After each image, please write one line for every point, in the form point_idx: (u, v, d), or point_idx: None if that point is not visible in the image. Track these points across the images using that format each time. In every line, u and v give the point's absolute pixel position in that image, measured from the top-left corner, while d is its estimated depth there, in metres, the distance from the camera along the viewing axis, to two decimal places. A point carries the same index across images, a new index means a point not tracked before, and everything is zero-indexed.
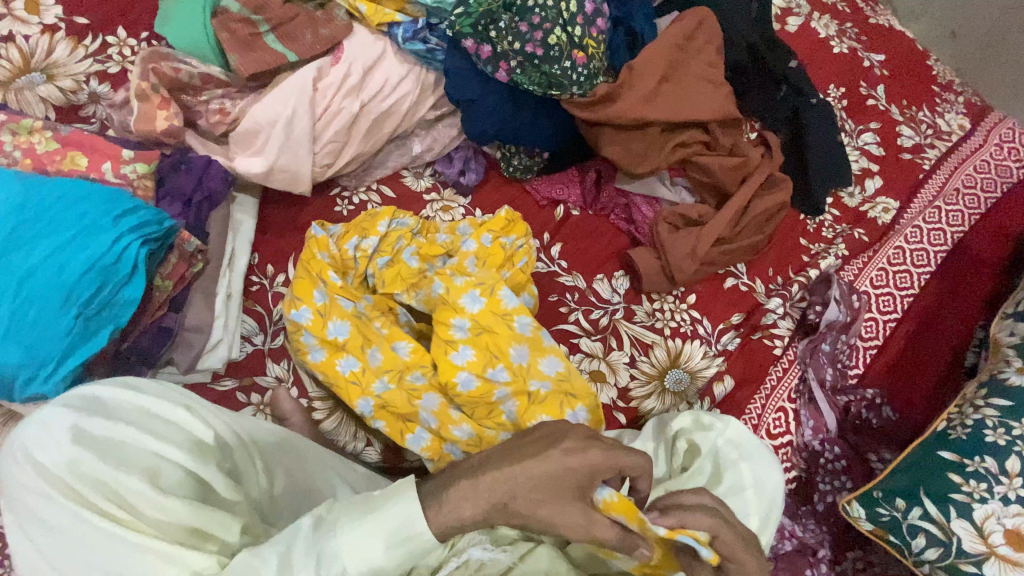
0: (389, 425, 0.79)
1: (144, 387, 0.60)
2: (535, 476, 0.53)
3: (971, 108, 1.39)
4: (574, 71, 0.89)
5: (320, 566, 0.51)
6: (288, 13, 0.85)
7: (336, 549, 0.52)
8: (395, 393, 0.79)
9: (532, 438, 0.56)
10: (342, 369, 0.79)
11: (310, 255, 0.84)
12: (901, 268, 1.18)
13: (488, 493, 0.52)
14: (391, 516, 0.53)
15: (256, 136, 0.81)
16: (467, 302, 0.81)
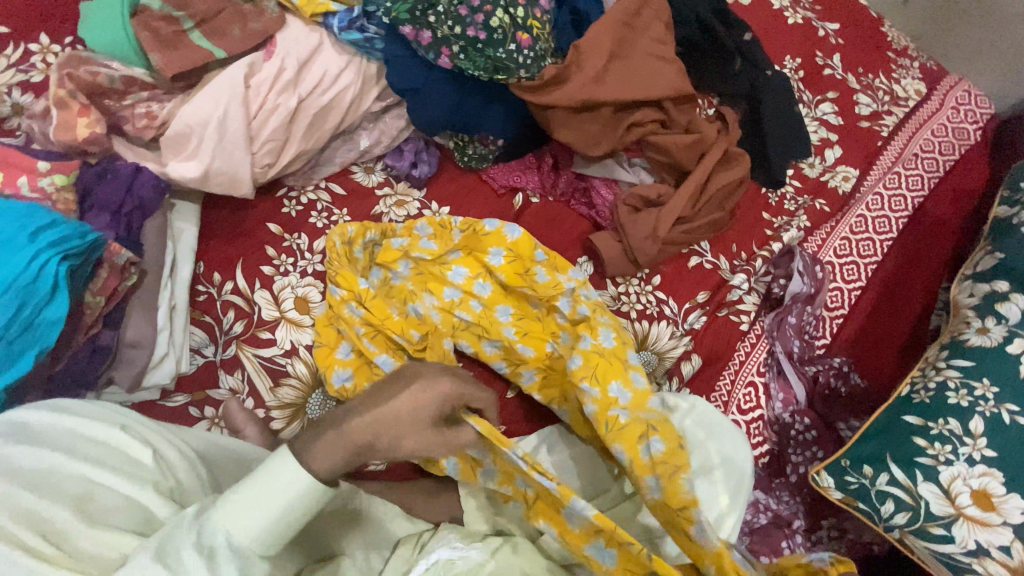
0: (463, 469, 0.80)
1: (79, 411, 0.58)
2: (392, 418, 0.58)
3: (926, 73, 1.40)
4: (520, 53, 0.87)
5: (203, 542, 0.50)
6: (213, 7, 0.81)
7: (217, 522, 0.51)
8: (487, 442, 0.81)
9: (394, 382, 0.61)
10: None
11: (381, 308, 0.88)
12: (863, 236, 1.18)
13: (348, 437, 0.55)
14: (268, 474, 0.53)
15: (187, 139, 0.77)
16: (603, 336, 0.83)
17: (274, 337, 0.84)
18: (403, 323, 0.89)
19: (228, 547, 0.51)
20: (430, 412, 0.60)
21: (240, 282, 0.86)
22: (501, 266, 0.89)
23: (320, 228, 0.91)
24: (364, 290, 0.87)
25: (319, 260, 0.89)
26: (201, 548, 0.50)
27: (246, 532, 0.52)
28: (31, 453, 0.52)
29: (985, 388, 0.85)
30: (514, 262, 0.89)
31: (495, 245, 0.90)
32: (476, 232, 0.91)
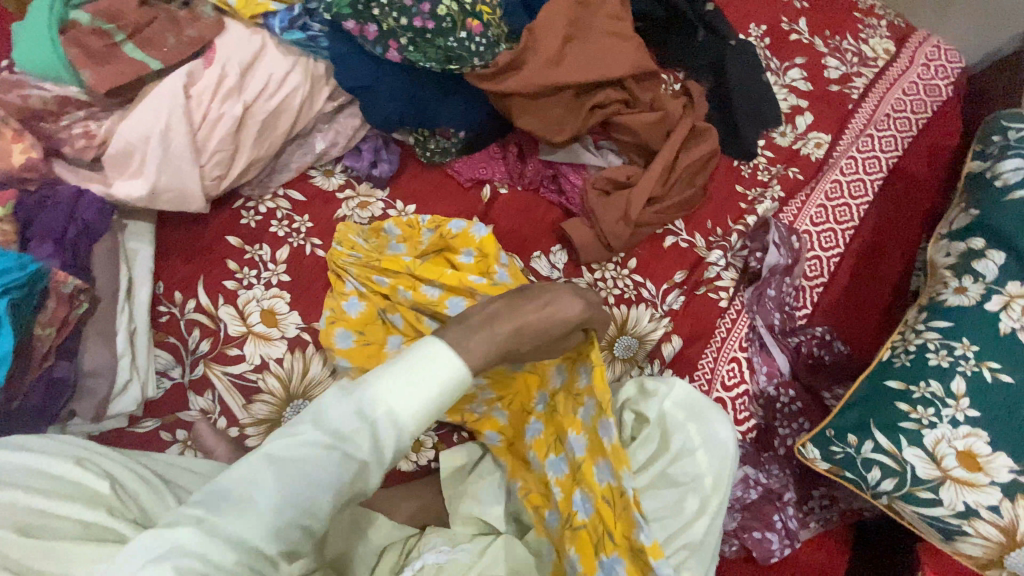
0: (546, 432, 0.81)
1: (37, 446, 0.59)
2: (534, 322, 0.63)
3: (895, 31, 1.38)
4: (471, 41, 0.84)
5: (361, 415, 0.50)
6: (145, 17, 0.78)
7: (374, 395, 0.50)
8: (569, 422, 0.77)
9: (530, 296, 0.66)
10: (586, 421, 0.75)
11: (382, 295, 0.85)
12: (839, 201, 1.17)
13: (498, 335, 0.59)
14: (420, 360, 0.52)
15: (130, 157, 0.74)
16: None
17: (243, 352, 0.82)
18: (444, 295, 0.84)
19: (387, 420, 0.50)
20: (556, 327, 0.66)
21: (203, 299, 0.83)
22: (470, 264, 0.87)
23: (282, 237, 0.88)
24: (392, 278, 0.86)
25: (284, 271, 0.87)
26: (363, 417, 0.49)
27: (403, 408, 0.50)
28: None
29: (965, 347, 0.84)
30: (481, 261, 0.87)
31: (465, 246, 0.88)
32: (443, 236, 0.89)
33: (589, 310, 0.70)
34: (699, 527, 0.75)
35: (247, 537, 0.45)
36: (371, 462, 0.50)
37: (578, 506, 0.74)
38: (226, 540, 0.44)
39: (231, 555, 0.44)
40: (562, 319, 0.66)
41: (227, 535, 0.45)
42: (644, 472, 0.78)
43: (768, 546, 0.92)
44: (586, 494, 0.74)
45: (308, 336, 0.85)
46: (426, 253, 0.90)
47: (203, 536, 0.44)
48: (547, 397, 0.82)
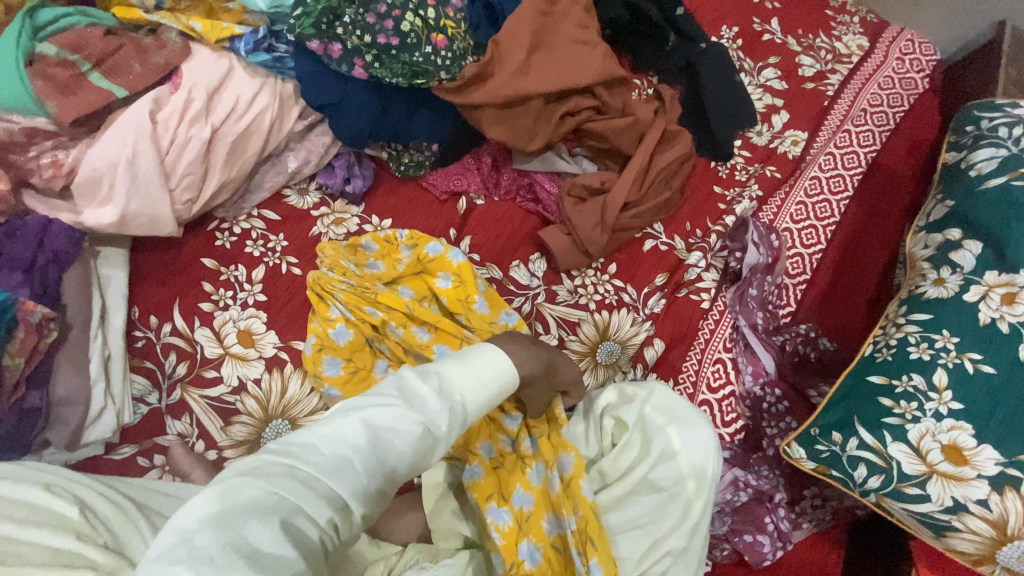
0: (486, 481, 0.78)
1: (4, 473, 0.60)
2: (556, 354, 0.74)
3: (868, 27, 1.38)
4: (437, 55, 0.85)
5: (442, 393, 0.54)
6: (111, 45, 0.78)
7: (450, 383, 0.56)
8: (514, 475, 0.78)
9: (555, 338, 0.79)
10: (534, 479, 0.78)
11: (371, 322, 0.84)
12: (819, 198, 1.17)
13: (538, 354, 0.69)
14: (482, 362, 0.59)
15: (99, 184, 0.75)
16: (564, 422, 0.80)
17: (220, 374, 0.82)
18: (433, 340, 0.83)
19: (462, 407, 0.55)
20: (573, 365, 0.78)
21: (179, 322, 0.84)
22: (447, 289, 0.86)
23: (257, 257, 0.88)
24: (384, 311, 0.84)
25: (260, 290, 0.87)
26: (443, 397, 0.54)
27: (461, 395, 0.56)
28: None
29: (945, 339, 0.83)
30: (458, 287, 0.86)
31: (442, 270, 0.88)
32: (420, 258, 0.89)
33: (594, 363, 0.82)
34: (673, 541, 0.74)
35: (339, 491, 0.46)
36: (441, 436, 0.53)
37: (524, 555, 0.73)
38: (324, 495, 0.45)
39: (326, 511, 0.44)
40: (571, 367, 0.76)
41: (326, 491, 0.45)
42: (625, 479, 0.78)
43: (760, 549, 0.91)
44: (534, 544, 0.74)
45: (286, 355, 0.85)
46: (402, 274, 0.89)
47: (301, 486, 0.44)
48: (495, 449, 0.81)
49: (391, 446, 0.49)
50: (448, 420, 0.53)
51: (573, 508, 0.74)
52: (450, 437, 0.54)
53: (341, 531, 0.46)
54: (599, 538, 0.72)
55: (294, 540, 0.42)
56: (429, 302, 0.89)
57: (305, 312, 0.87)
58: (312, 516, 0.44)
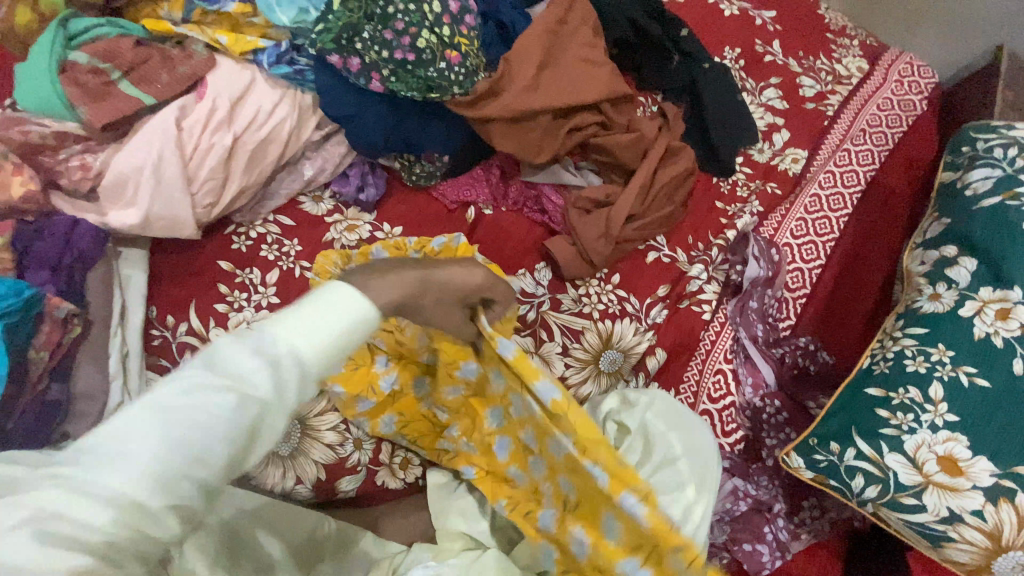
0: (512, 444, 0.79)
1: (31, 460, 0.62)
2: (433, 276, 0.61)
3: (867, 50, 1.42)
4: (450, 70, 0.88)
5: (261, 354, 0.46)
6: (140, 55, 0.82)
7: (273, 337, 0.47)
8: (512, 417, 0.76)
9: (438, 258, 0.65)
10: (523, 412, 0.73)
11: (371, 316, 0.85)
12: (819, 214, 1.20)
13: (406, 282, 0.58)
14: (319, 302, 0.50)
15: (125, 187, 0.78)
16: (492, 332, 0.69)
17: None
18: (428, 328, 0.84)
19: (291, 359, 0.47)
20: (460, 286, 0.63)
21: (194, 322, 0.86)
22: None
23: (272, 261, 0.91)
24: None
25: (273, 293, 0.89)
26: (262, 354, 0.46)
27: (301, 348, 0.48)
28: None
29: (941, 352, 0.84)
30: None
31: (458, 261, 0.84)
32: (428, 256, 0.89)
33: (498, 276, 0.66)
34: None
35: (119, 493, 0.41)
36: (270, 402, 0.46)
37: (565, 486, 0.71)
38: (102, 498, 0.41)
39: (107, 513, 0.41)
40: (456, 283, 0.63)
41: (102, 493, 0.41)
42: None
43: (759, 558, 0.92)
44: (567, 478, 0.70)
45: None
46: None
47: (74, 493, 0.41)
48: (499, 413, 0.79)
49: (187, 432, 0.43)
50: (270, 382, 0.46)
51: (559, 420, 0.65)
52: (280, 398, 0.47)
53: (143, 528, 0.42)
54: (591, 436, 0.62)
55: (65, 546, 0.40)
56: None
57: None
58: (90, 520, 0.40)
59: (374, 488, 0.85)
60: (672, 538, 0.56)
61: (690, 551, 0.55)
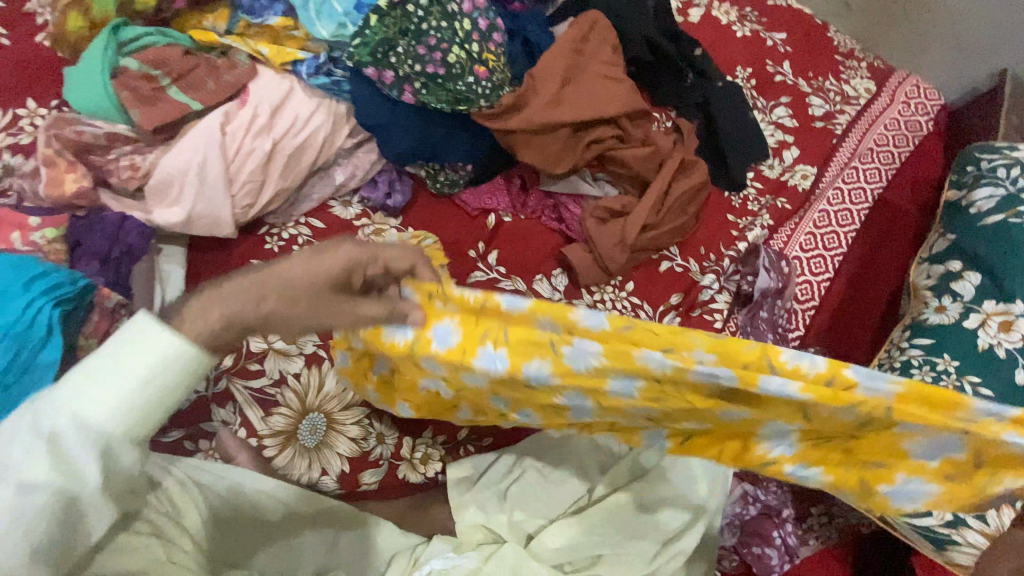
0: (540, 411, 0.69)
1: None
2: (309, 275, 0.52)
3: (875, 72, 1.47)
4: (478, 84, 0.93)
5: (49, 434, 0.45)
6: (188, 64, 0.87)
7: (56, 408, 0.45)
8: (540, 389, 0.62)
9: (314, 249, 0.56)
10: (550, 378, 0.60)
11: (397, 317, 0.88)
12: (827, 230, 1.23)
13: (237, 298, 0.51)
14: (106, 358, 0.47)
15: (170, 186, 0.82)
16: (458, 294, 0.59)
17: (262, 367, 0.88)
18: None
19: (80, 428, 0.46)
20: (340, 274, 0.54)
21: None
22: None
23: None
24: None
25: None
26: (49, 430, 0.45)
27: (98, 414, 0.46)
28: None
29: (946, 362, 0.87)
30: None
31: None
32: None
33: (374, 250, 0.56)
34: (686, 540, 0.80)
35: None
36: (73, 476, 0.45)
37: (640, 408, 0.62)
38: None
39: None
40: (305, 280, 0.52)
41: None
42: (643, 475, 0.85)
43: (768, 562, 0.94)
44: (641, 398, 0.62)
45: (324, 352, 0.91)
46: None
47: None
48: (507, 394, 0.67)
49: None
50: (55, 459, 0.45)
51: (630, 343, 0.56)
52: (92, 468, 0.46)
53: None
54: (662, 331, 0.55)
55: None
56: None
57: None
58: None
59: (393, 482, 0.88)
60: (828, 371, 0.52)
61: (843, 373, 0.52)
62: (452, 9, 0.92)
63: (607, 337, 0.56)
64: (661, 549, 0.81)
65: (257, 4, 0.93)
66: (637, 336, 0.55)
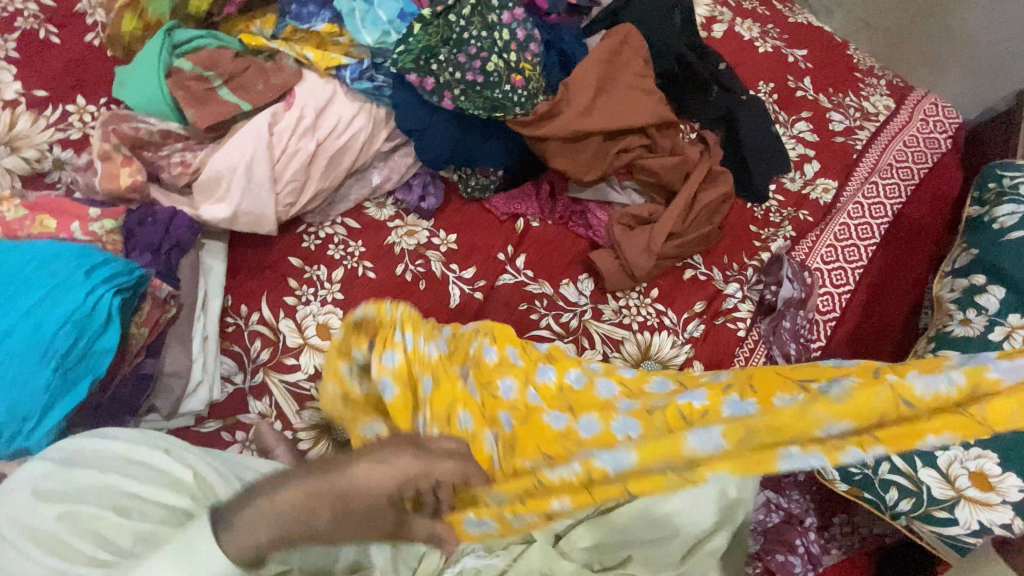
0: None
1: (117, 436, 0.62)
2: (365, 485, 0.57)
3: (893, 89, 1.49)
4: (514, 92, 0.96)
5: None
6: (239, 66, 0.90)
7: None
8: None
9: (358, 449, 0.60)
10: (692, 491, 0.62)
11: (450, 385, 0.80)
12: (848, 243, 1.25)
13: (285, 513, 0.54)
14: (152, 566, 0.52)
15: (218, 183, 0.85)
16: (555, 476, 0.62)
17: (298, 362, 0.90)
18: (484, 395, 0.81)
19: None
20: (387, 488, 0.57)
21: (266, 312, 0.92)
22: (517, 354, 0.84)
23: (338, 259, 0.97)
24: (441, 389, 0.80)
25: (338, 289, 0.96)
26: None
27: None
28: (46, 518, 0.54)
29: None
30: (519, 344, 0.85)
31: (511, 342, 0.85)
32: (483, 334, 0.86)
33: (426, 459, 0.60)
34: (715, 541, 0.83)
35: None
36: None
37: None
38: None
39: None
40: (368, 490, 0.56)
41: None
42: None
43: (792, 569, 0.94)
44: None
45: None
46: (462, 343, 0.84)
47: None
48: None
49: None
50: None
51: (763, 448, 0.58)
52: None
53: None
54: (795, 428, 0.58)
55: None
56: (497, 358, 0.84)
57: None
58: None
59: None
60: (968, 385, 0.55)
61: (986, 379, 0.55)
62: (493, 20, 0.96)
63: (733, 453, 0.59)
64: (692, 548, 0.82)
65: (304, 10, 0.96)
66: (763, 442, 0.58)
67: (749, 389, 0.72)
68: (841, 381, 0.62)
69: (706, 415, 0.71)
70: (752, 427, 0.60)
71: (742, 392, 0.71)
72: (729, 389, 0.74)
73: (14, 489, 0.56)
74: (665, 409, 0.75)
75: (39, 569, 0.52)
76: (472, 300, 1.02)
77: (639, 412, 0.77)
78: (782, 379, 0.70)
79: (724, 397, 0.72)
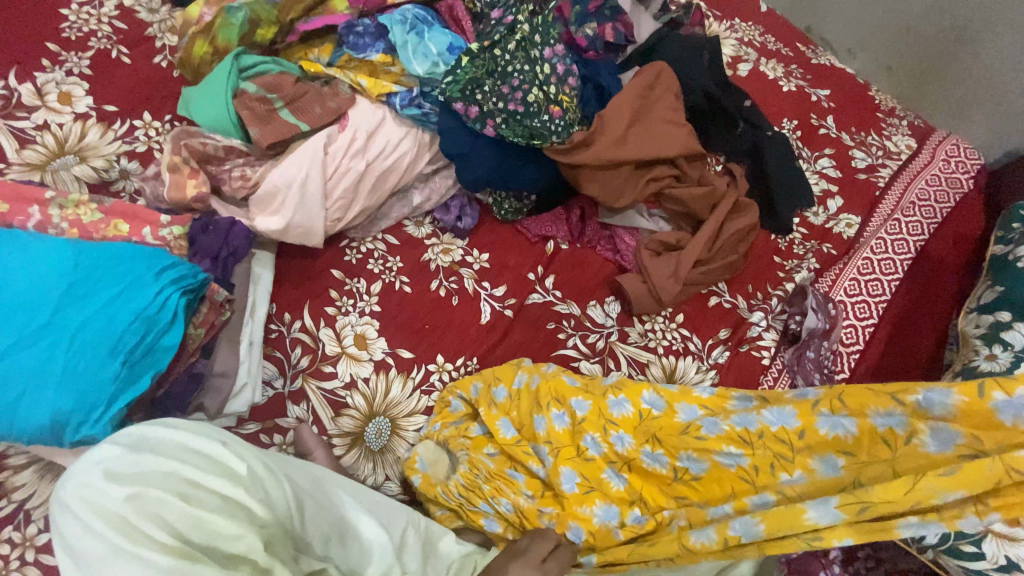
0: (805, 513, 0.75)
1: (181, 425, 0.64)
2: None
3: (915, 130, 1.53)
4: (552, 122, 1.00)
5: None
6: (299, 90, 0.97)
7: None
8: None
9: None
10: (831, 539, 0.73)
11: (524, 454, 0.87)
12: (871, 277, 1.27)
13: None
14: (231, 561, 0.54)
15: (274, 197, 0.91)
16: (698, 537, 0.77)
17: (336, 370, 0.94)
18: (557, 463, 0.84)
19: None
20: None
21: (307, 321, 0.96)
22: (575, 412, 0.86)
23: (377, 273, 1.02)
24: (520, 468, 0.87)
25: (376, 302, 1.00)
26: None
27: None
28: (113, 498, 0.54)
29: None
30: (562, 390, 0.88)
31: (570, 398, 0.87)
32: (531, 392, 0.90)
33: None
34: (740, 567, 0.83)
35: None
36: None
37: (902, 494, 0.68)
38: None
39: None
40: None
41: None
42: None
43: None
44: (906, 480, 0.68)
45: (392, 359, 0.97)
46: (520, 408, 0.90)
47: None
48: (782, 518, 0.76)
49: None
50: None
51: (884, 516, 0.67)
52: None
53: None
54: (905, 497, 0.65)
55: None
56: (555, 411, 0.87)
57: (411, 324, 1.00)
58: None
59: None
60: None
61: None
62: (535, 54, 1.01)
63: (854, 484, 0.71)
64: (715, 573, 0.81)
65: (360, 41, 1.02)
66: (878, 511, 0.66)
67: (838, 398, 0.73)
68: (941, 393, 0.66)
69: (807, 438, 0.74)
70: (866, 499, 0.66)
71: (832, 406, 0.73)
72: (817, 403, 0.75)
73: (82, 469, 0.57)
74: (761, 436, 0.77)
75: (101, 546, 0.52)
76: (502, 317, 1.05)
77: (730, 434, 0.80)
78: (875, 393, 0.71)
79: (815, 414, 0.74)
